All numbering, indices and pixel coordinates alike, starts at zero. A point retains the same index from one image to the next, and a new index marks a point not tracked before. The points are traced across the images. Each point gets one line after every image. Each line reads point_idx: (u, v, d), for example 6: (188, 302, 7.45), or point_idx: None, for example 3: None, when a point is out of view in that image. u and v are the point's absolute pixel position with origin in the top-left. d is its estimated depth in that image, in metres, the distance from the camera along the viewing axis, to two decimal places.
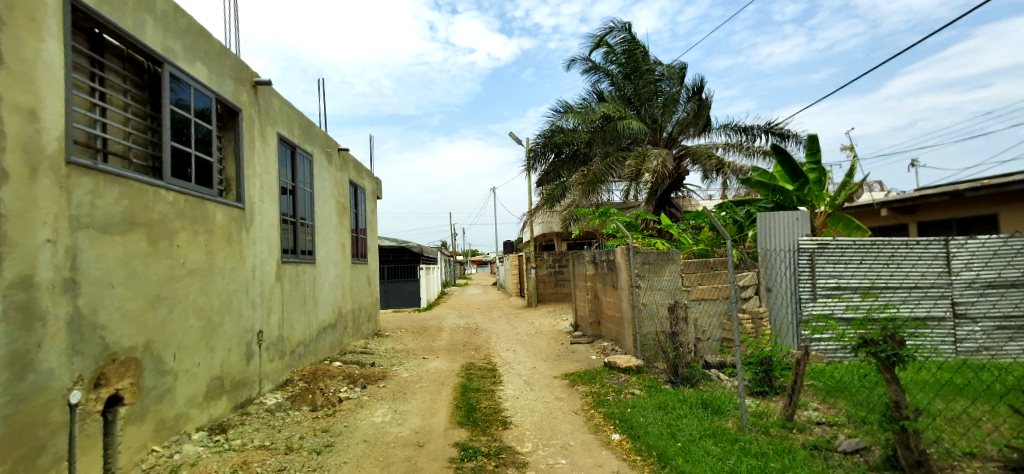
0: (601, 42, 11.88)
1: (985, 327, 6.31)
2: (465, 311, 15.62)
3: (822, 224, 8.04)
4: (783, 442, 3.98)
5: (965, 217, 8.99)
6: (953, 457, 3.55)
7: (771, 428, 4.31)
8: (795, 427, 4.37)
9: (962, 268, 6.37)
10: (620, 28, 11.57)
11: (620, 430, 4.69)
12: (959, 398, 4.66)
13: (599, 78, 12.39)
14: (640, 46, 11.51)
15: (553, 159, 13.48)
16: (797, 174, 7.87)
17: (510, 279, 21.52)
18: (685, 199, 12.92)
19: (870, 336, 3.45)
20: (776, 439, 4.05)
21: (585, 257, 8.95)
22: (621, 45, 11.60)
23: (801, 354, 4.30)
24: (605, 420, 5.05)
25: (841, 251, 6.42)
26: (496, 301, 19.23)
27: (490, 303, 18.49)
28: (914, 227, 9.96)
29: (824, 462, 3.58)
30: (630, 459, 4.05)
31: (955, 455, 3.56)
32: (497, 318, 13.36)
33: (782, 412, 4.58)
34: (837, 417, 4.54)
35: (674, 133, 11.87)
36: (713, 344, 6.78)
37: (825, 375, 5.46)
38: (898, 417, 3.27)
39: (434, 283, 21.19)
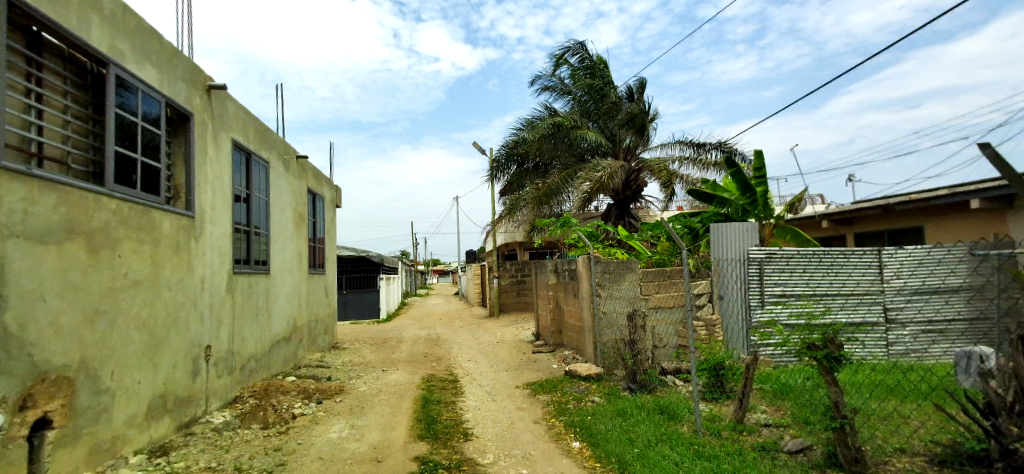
0: (562, 61, 12.13)
1: (912, 331, 6.86)
2: (427, 322, 15.38)
3: (770, 234, 8.27)
4: (734, 444, 4.17)
5: (896, 228, 9.67)
6: (885, 453, 3.83)
7: (722, 430, 4.51)
8: (744, 429, 4.58)
9: (892, 277, 6.92)
10: (579, 46, 11.93)
11: (581, 437, 4.77)
12: (890, 398, 5.03)
13: (561, 95, 12.58)
14: (600, 63, 11.77)
15: (515, 169, 13.72)
16: (746, 187, 8.04)
17: (472, 288, 21.39)
18: (644, 210, 13.33)
19: (812, 340, 3.76)
20: (727, 442, 4.23)
21: (546, 265, 9.00)
22: (581, 62, 11.98)
23: (751, 358, 4.52)
24: (566, 428, 5.12)
25: (787, 259, 6.81)
26: (456, 312, 19.02)
27: (451, 313, 18.39)
28: (850, 238, 10.62)
29: (772, 460, 3.79)
30: (590, 466, 4.14)
31: (886, 451, 3.86)
32: (459, 328, 13.26)
33: (733, 415, 4.80)
34: (782, 419, 4.80)
35: (632, 145, 11.94)
36: (669, 351, 6.96)
37: (772, 379, 5.77)
38: (838, 417, 3.50)
39: (393, 293, 20.75)
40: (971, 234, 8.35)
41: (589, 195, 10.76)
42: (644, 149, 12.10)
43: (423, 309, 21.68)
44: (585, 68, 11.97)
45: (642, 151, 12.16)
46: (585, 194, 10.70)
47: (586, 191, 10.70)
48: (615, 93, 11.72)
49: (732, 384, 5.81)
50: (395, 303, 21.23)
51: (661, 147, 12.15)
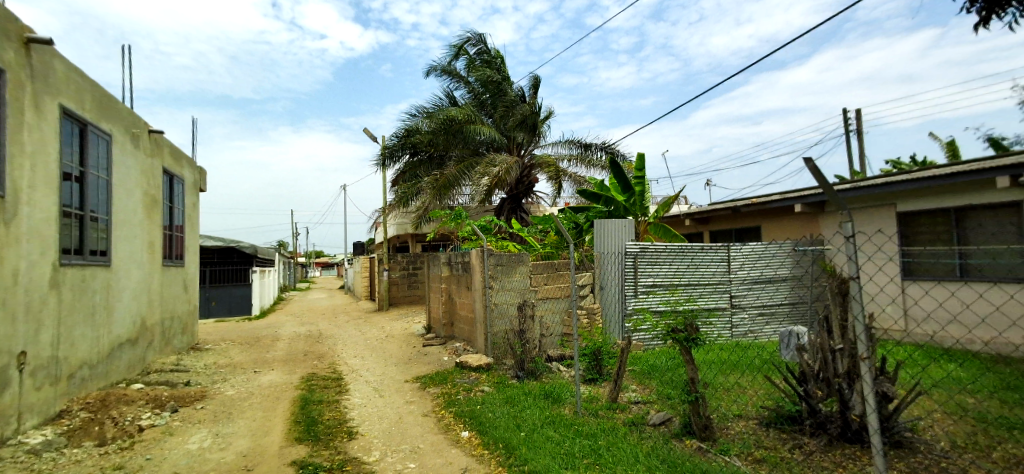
0: (461, 51, 12.00)
1: (751, 314, 8.06)
2: (306, 318, 14.32)
3: (644, 229, 9.22)
4: (609, 422, 4.51)
5: (741, 227, 11.23)
6: (727, 419, 4.49)
7: (599, 410, 4.86)
8: (617, 407, 4.96)
9: (737, 268, 8.02)
10: (479, 38, 11.96)
11: (469, 427, 4.82)
12: (732, 372, 5.84)
13: (458, 86, 12.53)
14: (498, 57, 12.07)
15: (408, 159, 13.26)
16: (627, 187, 8.99)
17: (359, 282, 20.32)
18: (534, 206, 13.60)
19: (675, 325, 4.23)
20: (603, 421, 4.55)
21: (440, 258, 8.90)
22: (480, 55, 12.10)
23: (625, 343, 4.95)
24: (455, 419, 5.14)
25: (656, 254, 7.55)
26: (339, 306, 17.96)
27: (334, 308, 17.33)
28: (706, 235, 12.11)
29: (639, 435, 4.14)
30: (478, 454, 4.18)
31: (728, 417, 4.52)
32: (343, 323, 12.54)
33: (609, 395, 5.18)
34: (650, 396, 5.24)
35: (523, 142, 12.12)
36: (555, 339, 7.33)
37: (641, 362, 6.32)
38: (693, 391, 3.99)
39: (269, 288, 18.89)
40: (795, 232, 9.98)
41: (488, 189, 10.84)
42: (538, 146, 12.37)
43: (303, 304, 20.10)
44: (484, 62, 12.12)
45: (534, 148, 12.46)
46: (484, 188, 10.76)
47: (486, 186, 10.75)
48: (511, 89, 12.02)
49: (609, 367, 6.29)
50: (269, 298, 19.41)
51: (552, 145, 12.56)
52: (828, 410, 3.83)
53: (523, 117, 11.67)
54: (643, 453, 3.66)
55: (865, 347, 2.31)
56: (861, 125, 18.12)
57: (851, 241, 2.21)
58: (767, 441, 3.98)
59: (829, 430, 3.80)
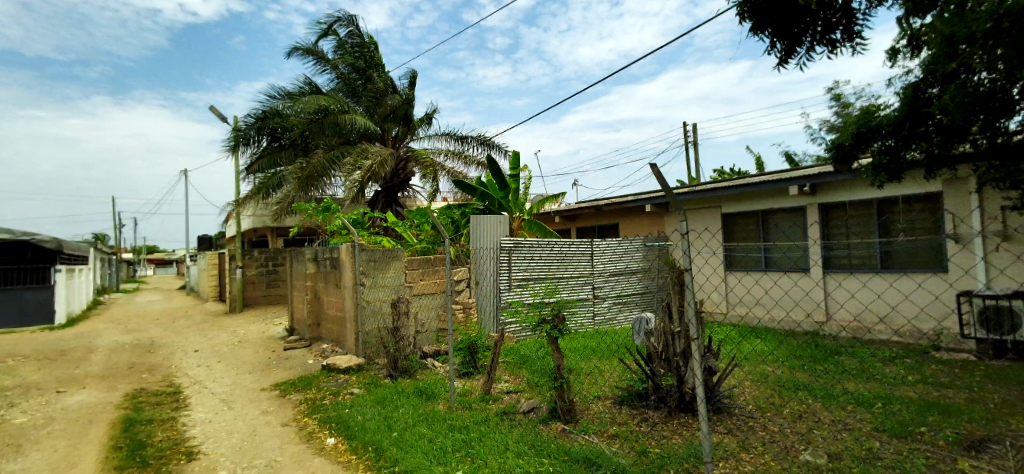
0: (329, 31, 11.20)
1: (611, 303, 8.73)
2: (136, 324, 12.37)
3: (518, 226, 9.53)
4: (481, 412, 4.43)
5: (603, 224, 12.05)
6: (589, 400, 4.81)
7: (473, 403, 4.71)
8: (491, 399, 4.85)
9: (600, 262, 8.65)
10: (350, 20, 11.27)
11: (336, 432, 4.48)
12: (594, 357, 6.23)
13: (325, 70, 11.71)
14: (371, 43, 11.47)
15: (267, 145, 12.20)
16: (504, 185, 9.10)
17: (205, 282, 18.09)
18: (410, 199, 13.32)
19: (545, 316, 4.43)
20: (475, 411, 4.45)
21: (305, 254, 8.23)
22: (351, 39, 11.42)
23: (498, 335, 4.96)
24: (319, 426, 4.77)
25: (528, 248, 7.79)
26: (180, 309, 15.82)
27: (173, 311, 15.21)
28: (574, 231, 12.84)
29: (509, 423, 4.16)
30: (344, 460, 3.91)
31: (589, 399, 4.84)
32: (185, 329, 11.05)
33: (482, 387, 5.03)
34: (521, 385, 5.26)
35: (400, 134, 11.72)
36: (430, 335, 7.20)
37: (513, 353, 6.42)
38: (559, 377, 4.19)
39: (81, 291, 15.94)
40: (646, 230, 11.02)
41: (360, 185, 10.25)
42: (415, 139, 12.04)
43: (132, 307, 17.35)
44: (355, 46, 11.48)
45: (410, 141, 12.04)
46: (357, 183, 10.18)
47: (357, 181, 10.16)
48: (379, 78, 11.45)
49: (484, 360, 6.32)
50: (83, 301, 16.40)
51: (428, 138, 12.32)
52: (668, 384, 4.38)
53: (389, 110, 11.20)
54: (512, 441, 3.72)
55: (694, 329, 2.45)
56: (697, 135, 20.71)
57: (685, 237, 2.36)
58: (619, 417, 4.35)
59: (668, 403, 4.34)
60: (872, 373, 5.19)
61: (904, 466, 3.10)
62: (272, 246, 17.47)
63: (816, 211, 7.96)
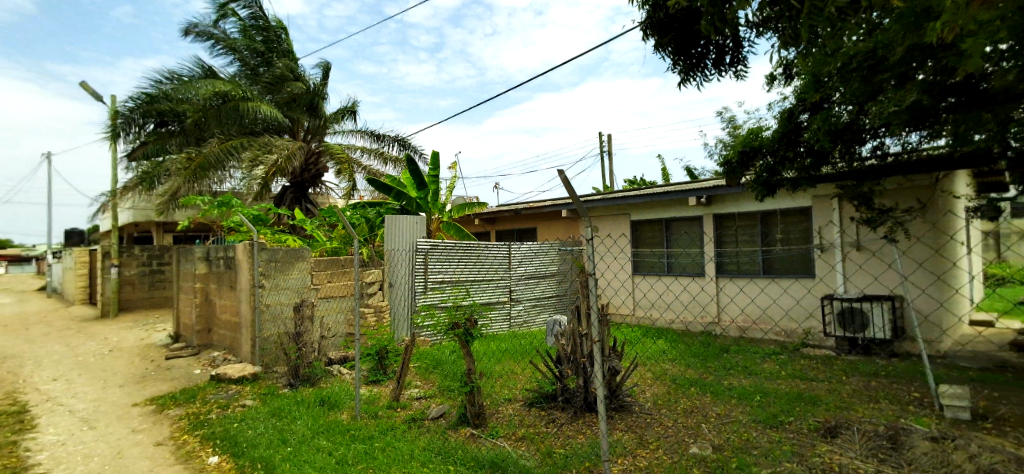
0: (228, 11, 10.39)
1: (526, 306, 8.84)
2: None
3: (436, 227, 9.32)
4: (387, 421, 4.25)
5: (522, 228, 12.17)
6: (498, 403, 4.81)
7: (380, 410, 4.51)
8: (399, 406, 4.68)
9: (517, 265, 8.76)
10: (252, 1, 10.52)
11: (221, 450, 4.08)
12: (507, 359, 6.26)
13: (224, 53, 10.95)
14: (278, 28, 10.73)
15: (154, 129, 11.15)
16: (422, 184, 8.94)
17: (72, 283, 16.00)
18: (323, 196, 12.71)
19: (456, 320, 4.39)
20: (381, 420, 4.27)
21: (195, 253, 7.54)
22: (254, 21, 10.67)
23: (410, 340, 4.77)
24: (202, 444, 4.32)
25: (444, 251, 7.69)
26: (40, 313, 13.88)
27: (31, 316, 13.30)
28: (493, 234, 12.84)
29: (416, 430, 4.03)
30: None
31: (499, 402, 4.84)
32: (44, 336, 9.70)
33: (390, 394, 4.84)
34: (432, 391, 5.12)
35: (313, 128, 11.12)
36: (338, 340, 6.87)
37: (425, 356, 6.26)
38: (469, 381, 4.13)
39: None
40: (562, 234, 11.29)
41: (262, 180, 9.56)
42: (331, 134, 11.51)
43: None
44: (258, 29, 10.71)
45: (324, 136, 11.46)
46: (259, 179, 9.48)
47: (259, 177, 9.45)
48: (282, 64, 10.67)
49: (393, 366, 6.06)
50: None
51: (343, 134, 11.80)
52: (575, 385, 4.51)
53: (291, 96, 10.52)
54: (417, 448, 3.62)
55: (595, 329, 2.66)
56: (611, 146, 21.67)
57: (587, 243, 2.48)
58: (528, 419, 4.40)
59: (574, 403, 4.48)
60: (751, 368, 5.69)
61: (775, 454, 3.41)
62: (159, 243, 15.88)
63: (711, 221, 8.57)
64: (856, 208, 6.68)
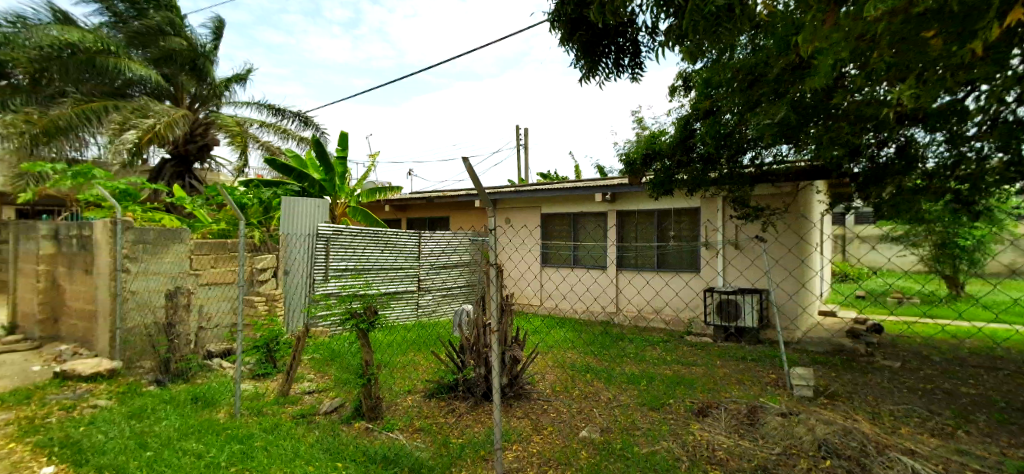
0: None
1: (436, 295, 8.70)
2: None
3: (341, 212, 8.89)
4: (272, 418, 3.96)
5: (434, 216, 11.96)
6: (398, 395, 4.65)
7: (264, 407, 4.20)
8: (288, 401, 4.39)
9: (428, 253, 8.61)
10: None
11: (59, 458, 3.54)
12: (411, 349, 6.13)
13: None
14: None
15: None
16: (329, 167, 8.49)
17: None
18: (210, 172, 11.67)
19: (355, 308, 4.13)
20: (265, 417, 3.97)
21: (40, 230, 6.53)
22: None
23: (303, 331, 4.39)
24: (34, 452, 3.72)
25: (350, 237, 7.34)
26: None
27: None
28: (404, 222, 12.50)
29: (305, 427, 3.79)
30: None
31: (399, 393, 4.68)
32: None
33: (278, 389, 4.54)
34: (326, 384, 4.87)
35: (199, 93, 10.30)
36: (220, 332, 6.38)
37: (322, 348, 5.90)
38: (365, 373, 3.95)
39: None
40: (474, 223, 11.26)
41: (133, 148, 8.30)
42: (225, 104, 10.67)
43: None
44: None
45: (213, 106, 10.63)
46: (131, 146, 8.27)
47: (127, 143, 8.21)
48: (158, 17, 9.50)
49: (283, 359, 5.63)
50: None
51: (236, 106, 10.90)
52: (475, 375, 4.49)
53: (167, 52, 9.61)
54: (304, 446, 3.42)
55: (496, 312, 2.69)
56: (527, 140, 22.11)
57: (493, 232, 2.63)
58: (427, 409, 4.32)
59: (476, 392, 4.47)
60: (643, 355, 6.02)
61: (655, 433, 3.64)
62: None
63: (615, 216, 8.93)
64: (735, 210, 7.41)
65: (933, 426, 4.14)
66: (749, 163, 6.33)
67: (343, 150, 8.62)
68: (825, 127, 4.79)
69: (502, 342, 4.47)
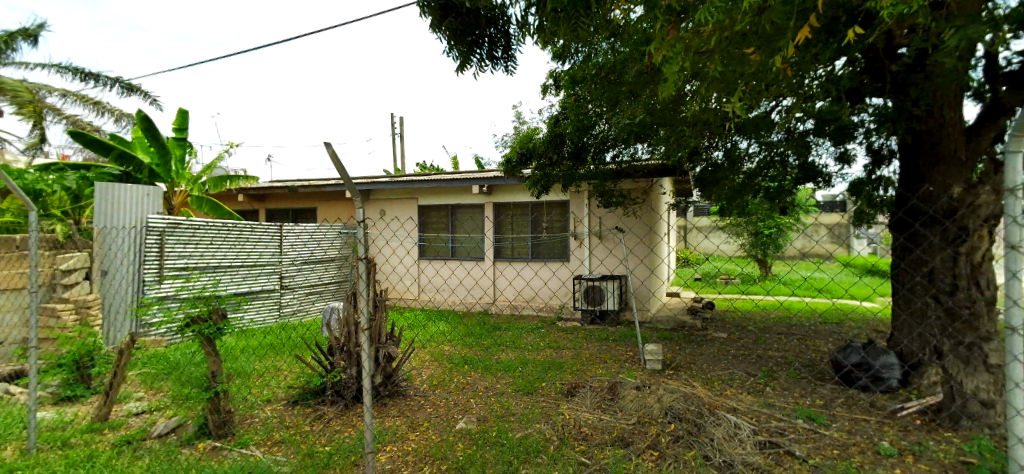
0: None
1: (300, 294, 8.00)
2: None
3: (181, 202, 8.03)
4: (85, 449, 3.30)
5: (297, 208, 11.03)
6: (253, 406, 4.15)
7: (72, 438, 3.48)
8: (106, 427, 3.69)
9: (289, 249, 7.94)
10: None
11: None
12: (269, 355, 5.56)
13: None
14: None
15: None
16: (161, 149, 7.30)
17: None
18: None
19: (193, 313, 3.45)
20: (75, 450, 3.29)
21: None
22: None
23: (127, 342, 3.68)
24: None
25: (192, 230, 6.43)
26: None
27: None
28: (262, 214, 11.32)
29: (130, 456, 3.20)
30: None
31: (255, 404, 4.19)
32: None
33: (93, 414, 3.79)
34: (159, 402, 4.20)
35: None
36: (8, 350, 5.13)
37: (157, 359, 5.00)
38: (212, 386, 3.46)
39: None
40: (345, 213, 10.72)
41: None
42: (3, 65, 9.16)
43: None
44: None
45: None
46: None
47: None
48: None
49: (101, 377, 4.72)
50: None
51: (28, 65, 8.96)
52: (345, 377, 4.16)
53: None
54: None
55: (365, 309, 2.60)
56: (401, 129, 21.41)
57: (362, 226, 2.56)
58: (289, 419, 3.93)
59: (345, 396, 4.16)
60: (517, 342, 6.11)
61: (528, 416, 3.70)
62: None
63: (492, 208, 9.00)
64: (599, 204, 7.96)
65: (750, 385, 4.76)
66: (611, 160, 6.82)
67: (181, 130, 7.58)
68: (671, 127, 5.29)
69: (375, 339, 4.18)
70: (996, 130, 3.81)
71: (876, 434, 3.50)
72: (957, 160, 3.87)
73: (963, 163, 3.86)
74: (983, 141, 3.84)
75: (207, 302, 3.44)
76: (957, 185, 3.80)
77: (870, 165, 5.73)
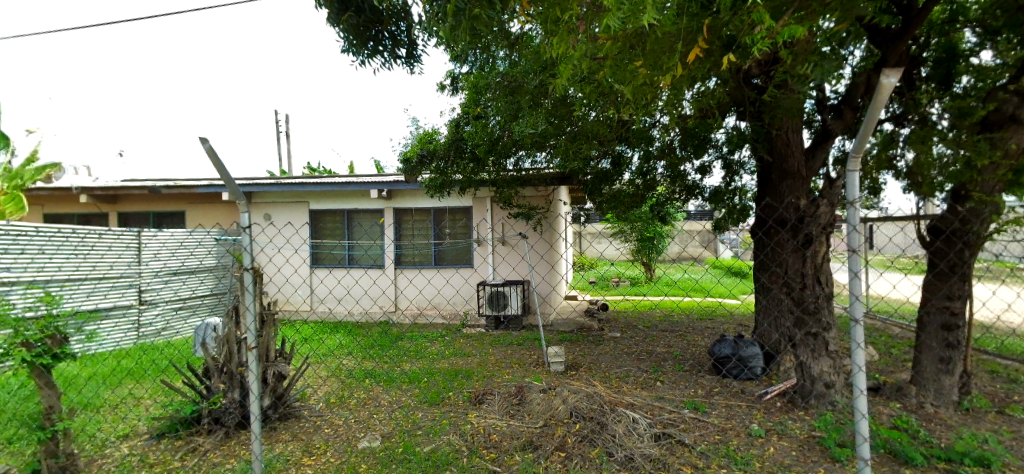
0: None
1: (164, 310, 6.95)
2: None
3: None
4: None
5: (160, 211, 9.72)
6: (105, 445, 3.46)
7: None
8: None
9: (149, 259, 6.95)
10: None
11: None
12: (125, 382, 4.73)
13: None
14: None
15: None
16: None
17: None
18: None
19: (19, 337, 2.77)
20: None
21: None
22: None
23: None
24: None
25: (16, 237, 5.29)
26: None
27: None
28: (113, 217, 9.73)
29: None
30: None
31: (106, 442, 3.49)
32: None
33: None
34: None
35: None
36: None
37: None
38: (47, 426, 2.81)
39: None
40: (222, 218, 9.69)
41: None
42: None
43: None
44: None
45: None
46: None
47: None
48: None
49: None
50: None
51: None
52: (225, 401, 3.61)
53: None
54: None
55: (252, 326, 2.26)
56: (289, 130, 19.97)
57: (246, 232, 2.23)
58: (154, 455, 3.33)
59: (225, 423, 3.60)
60: (421, 351, 5.85)
61: (436, 429, 3.48)
62: None
63: (391, 214, 8.62)
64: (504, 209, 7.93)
65: (648, 380, 4.95)
66: (511, 167, 6.65)
67: None
68: (573, 131, 5.40)
69: (263, 356, 3.72)
70: (824, 154, 4.39)
71: (753, 416, 3.79)
72: (799, 175, 4.34)
73: (803, 178, 4.34)
74: (818, 159, 4.36)
75: (45, 323, 2.80)
76: (803, 198, 4.28)
77: (728, 176, 6.17)
